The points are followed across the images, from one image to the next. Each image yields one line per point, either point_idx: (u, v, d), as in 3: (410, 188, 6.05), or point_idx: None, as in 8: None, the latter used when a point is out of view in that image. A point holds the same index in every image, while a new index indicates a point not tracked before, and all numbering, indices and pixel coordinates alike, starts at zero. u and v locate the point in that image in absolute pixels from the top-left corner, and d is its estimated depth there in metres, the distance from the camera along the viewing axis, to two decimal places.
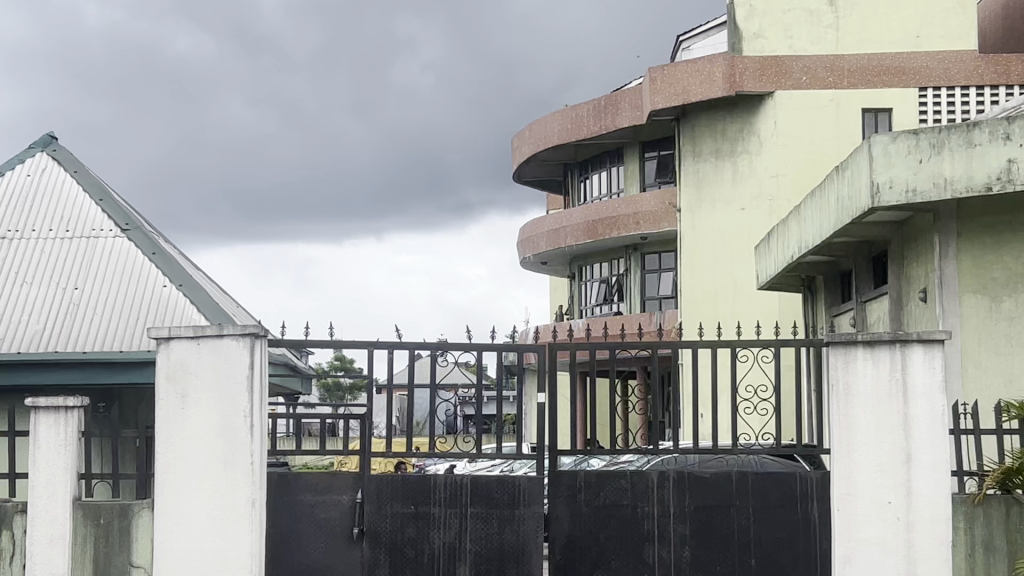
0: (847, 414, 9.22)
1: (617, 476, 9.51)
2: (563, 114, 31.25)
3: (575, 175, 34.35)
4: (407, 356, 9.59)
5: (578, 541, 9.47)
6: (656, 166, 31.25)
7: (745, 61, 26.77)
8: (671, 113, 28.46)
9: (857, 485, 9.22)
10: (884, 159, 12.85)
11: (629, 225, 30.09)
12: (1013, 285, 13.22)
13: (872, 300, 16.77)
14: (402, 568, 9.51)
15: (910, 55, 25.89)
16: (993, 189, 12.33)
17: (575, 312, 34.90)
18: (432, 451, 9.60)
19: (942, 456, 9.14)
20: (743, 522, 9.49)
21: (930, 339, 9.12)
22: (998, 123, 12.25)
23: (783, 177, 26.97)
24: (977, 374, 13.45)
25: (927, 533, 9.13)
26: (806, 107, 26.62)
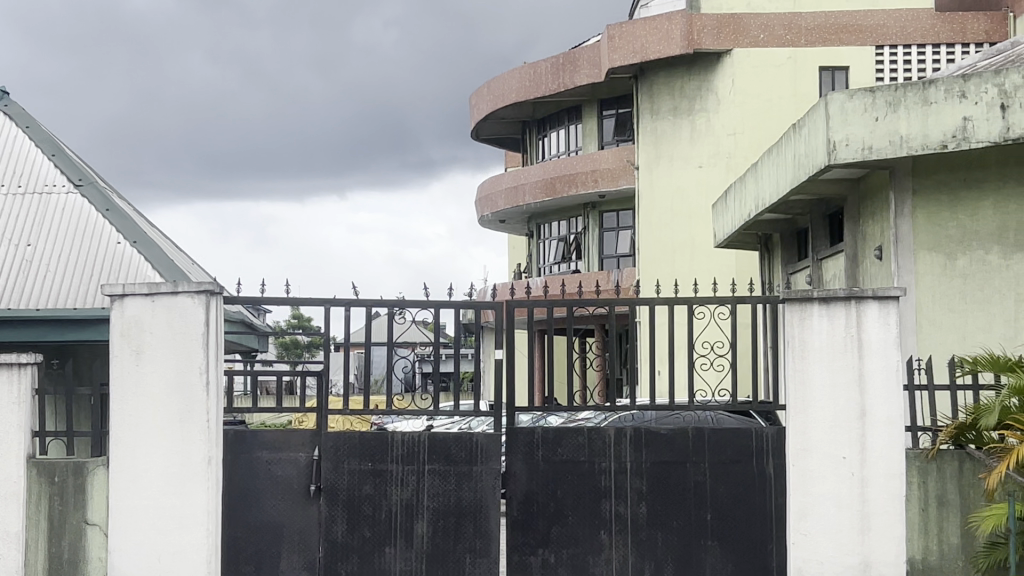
0: (802, 370, 9.29)
1: (575, 432, 9.53)
2: (521, 71, 31.16)
3: (534, 133, 34.30)
4: (365, 314, 9.59)
5: (535, 497, 9.52)
6: (615, 124, 31.25)
7: (703, 18, 26.70)
8: (630, 71, 28.41)
9: (811, 441, 9.31)
10: (839, 116, 13.04)
11: (586, 183, 30.07)
12: (967, 243, 13.38)
13: (829, 257, 16.91)
14: (359, 526, 9.52)
15: (867, 13, 25.94)
16: (948, 147, 12.37)
17: (534, 270, 34.93)
18: (388, 408, 9.57)
19: (896, 412, 9.23)
20: (700, 478, 9.53)
21: (885, 296, 9.20)
22: (954, 81, 12.27)
23: (740, 135, 27.06)
24: (929, 330, 13.67)
25: (881, 487, 9.23)
26: (763, 65, 26.49)
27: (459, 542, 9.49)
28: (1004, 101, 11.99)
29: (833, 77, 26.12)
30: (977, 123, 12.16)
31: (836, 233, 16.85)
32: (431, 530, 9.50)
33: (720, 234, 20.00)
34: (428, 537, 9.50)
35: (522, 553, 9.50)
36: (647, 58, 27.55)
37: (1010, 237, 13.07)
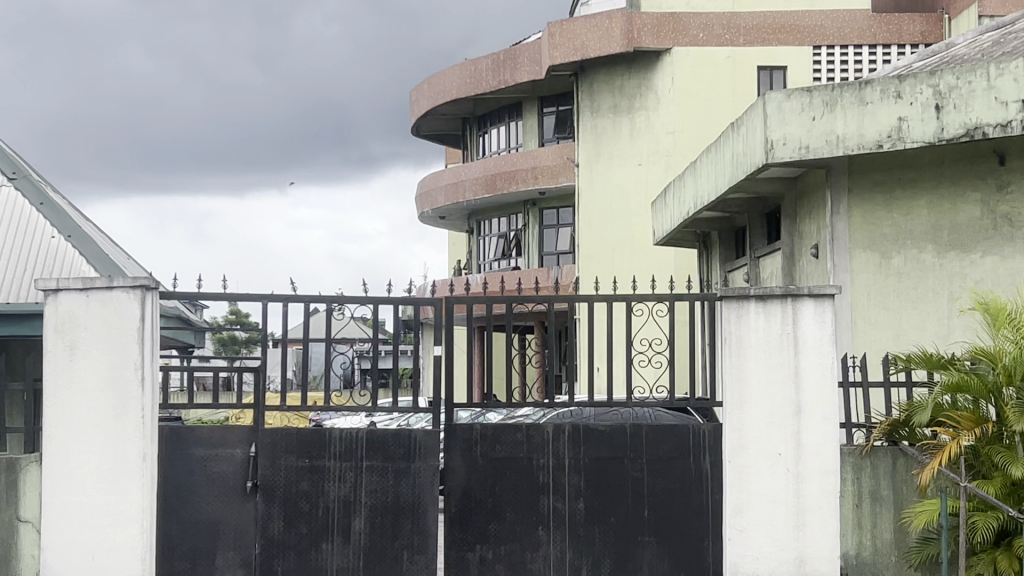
0: (739, 367, 9.36)
1: (513, 428, 9.54)
2: (461, 68, 31.11)
3: (474, 129, 34.28)
4: (302, 310, 9.56)
5: (473, 493, 9.52)
6: (555, 121, 31.30)
7: (642, 17, 26.76)
8: (571, 67, 28.44)
9: (747, 438, 9.38)
10: (777, 116, 13.14)
11: (526, 180, 30.10)
12: (901, 242, 13.57)
13: (767, 256, 17.03)
14: (296, 523, 9.48)
15: (805, 13, 26.18)
16: (884, 146, 12.53)
17: (474, 266, 34.92)
18: (326, 404, 9.52)
19: (831, 409, 9.32)
20: (637, 474, 9.56)
21: (820, 294, 9.29)
22: (889, 81, 12.40)
23: (681, 133, 27.09)
24: (864, 327, 14.00)
25: (815, 483, 9.32)
26: (702, 64, 26.67)
27: (396, 539, 9.47)
28: (939, 102, 12.10)
29: (771, 75, 26.42)
30: (912, 123, 12.32)
31: (773, 232, 16.98)
32: (368, 526, 9.48)
33: (658, 232, 20.10)
34: (365, 534, 9.48)
35: (459, 549, 9.51)
36: (588, 56, 27.57)
37: (944, 237, 13.21)
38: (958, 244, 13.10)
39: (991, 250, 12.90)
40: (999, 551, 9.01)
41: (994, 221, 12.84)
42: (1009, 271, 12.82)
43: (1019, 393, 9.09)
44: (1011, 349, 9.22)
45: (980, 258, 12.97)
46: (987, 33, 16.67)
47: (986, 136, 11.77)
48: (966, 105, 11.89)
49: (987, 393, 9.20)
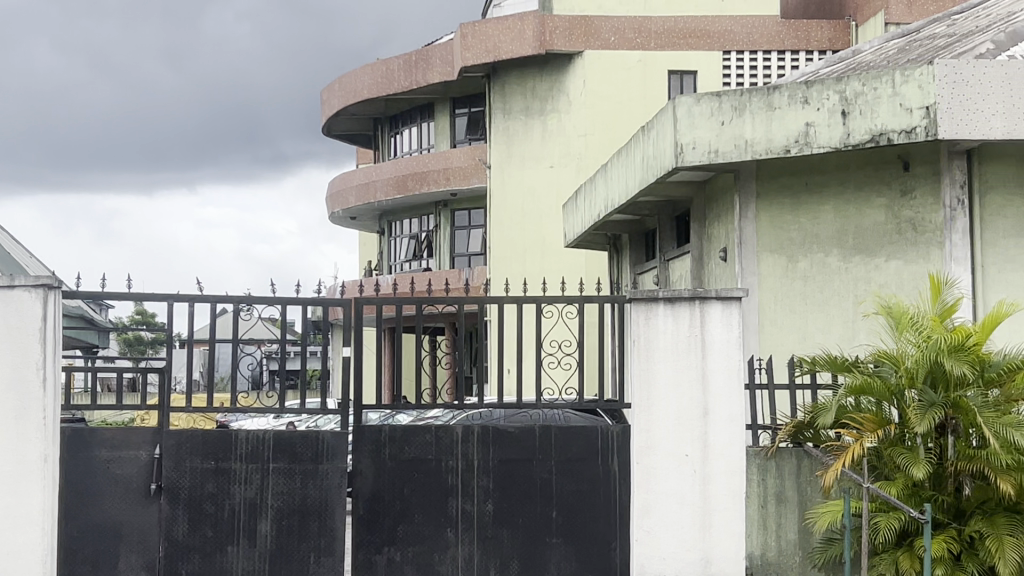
0: (647, 369, 9.43)
1: (422, 430, 9.51)
2: (372, 68, 30.99)
3: (385, 130, 34.16)
4: (208, 310, 9.46)
5: (381, 495, 9.48)
6: (467, 122, 31.33)
7: (555, 20, 26.75)
8: (483, 69, 28.42)
9: (656, 439, 9.45)
10: (687, 120, 13.33)
11: (438, 181, 30.07)
12: (808, 246, 13.77)
13: (675, 259, 17.19)
14: (201, 525, 9.38)
15: (715, 18, 26.60)
16: (792, 151, 12.66)
17: (385, 267, 34.78)
18: (233, 406, 9.42)
19: (737, 411, 9.42)
20: (546, 475, 9.57)
21: (728, 296, 9.36)
22: (797, 87, 12.55)
23: (592, 135, 27.07)
24: (772, 330, 14.15)
25: (721, 484, 9.40)
26: (613, 66, 26.80)
27: (303, 541, 9.41)
28: (846, 108, 12.27)
29: (682, 80, 26.80)
30: (819, 129, 12.46)
31: (682, 235, 17.14)
32: (275, 529, 9.40)
33: (569, 235, 20.18)
34: (272, 536, 9.40)
35: (367, 551, 9.46)
36: (501, 58, 27.51)
37: (849, 242, 13.43)
38: (863, 248, 13.33)
39: (896, 254, 13.12)
40: (902, 551, 9.14)
41: (899, 226, 13.07)
42: (912, 276, 13.02)
43: (921, 395, 9.23)
44: (913, 353, 9.36)
45: (885, 262, 13.22)
46: (892, 40, 16.97)
47: (891, 142, 11.96)
48: (872, 112, 12.07)
49: (890, 396, 9.36)
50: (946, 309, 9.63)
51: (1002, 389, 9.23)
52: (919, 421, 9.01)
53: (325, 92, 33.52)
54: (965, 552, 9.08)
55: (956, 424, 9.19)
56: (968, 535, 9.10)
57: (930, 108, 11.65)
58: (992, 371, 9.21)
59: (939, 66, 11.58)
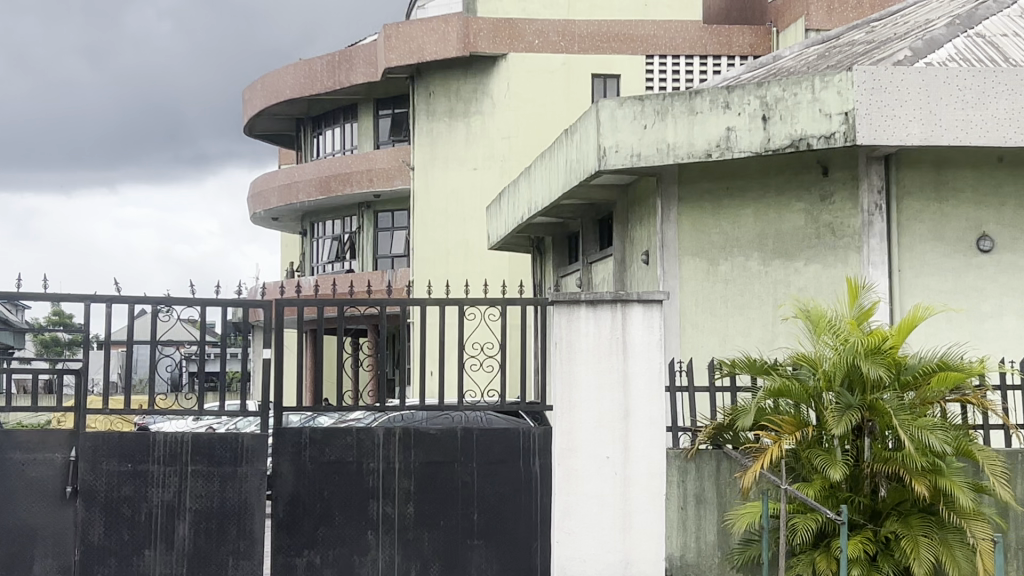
0: (569, 371, 9.48)
1: (343, 432, 9.46)
2: (295, 68, 30.81)
3: (308, 130, 33.96)
4: (126, 311, 9.36)
5: (301, 498, 9.42)
6: (390, 124, 31.25)
7: (478, 22, 26.79)
8: (406, 71, 28.26)
9: (577, 441, 9.50)
10: (610, 125, 13.38)
11: (361, 182, 29.96)
12: (728, 251, 13.88)
13: (598, 261, 17.27)
14: (118, 528, 9.27)
15: (638, 23, 26.86)
16: (713, 156, 12.75)
17: (306, 269, 34.57)
18: (151, 408, 9.32)
19: (658, 413, 9.51)
20: (467, 478, 9.49)
21: (649, 299, 9.45)
22: (719, 92, 12.66)
23: (516, 138, 27.18)
24: (692, 333, 14.25)
25: (643, 486, 9.51)
26: (537, 70, 26.90)
27: (222, 545, 9.31)
28: (766, 113, 12.40)
29: (605, 84, 26.93)
30: (739, 134, 12.57)
31: (604, 238, 17.21)
32: (193, 532, 9.30)
33: (493, 237, 20.18)
34: (189, 540, 9.29)
35: (287, 554, 9.40)
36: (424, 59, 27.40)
37: (769, 245, 13.57)
38: (782, 253, 13.49)
39: (813, 258, 13.31)
40: (818, 552, 9.24)
41: (818, 231, 13.26)
42: (830, 279, 13.20)
43: (838, 398, 9.36)
44: (830, 355, 9.47)
45: (804, 265, 13.38)
46: (812, 46, 17.13)
47: (810, 147, 12.10)
48: (792, 116, 12.20)
49: (808, 398, 9.47)
50: (863, 312, 9.75)
51: (918, 391, 9.36)
52: (837, 423, 9.12)
53: (247, 93, 33.28)
54: (880, 552, 9.20)
55: (872, 426, 9.33)
56: (883, 535, 9.23)
57: (849, 114, 11.82)
58: (908, 373, 9.36)
59: (858, 73, 11.80)
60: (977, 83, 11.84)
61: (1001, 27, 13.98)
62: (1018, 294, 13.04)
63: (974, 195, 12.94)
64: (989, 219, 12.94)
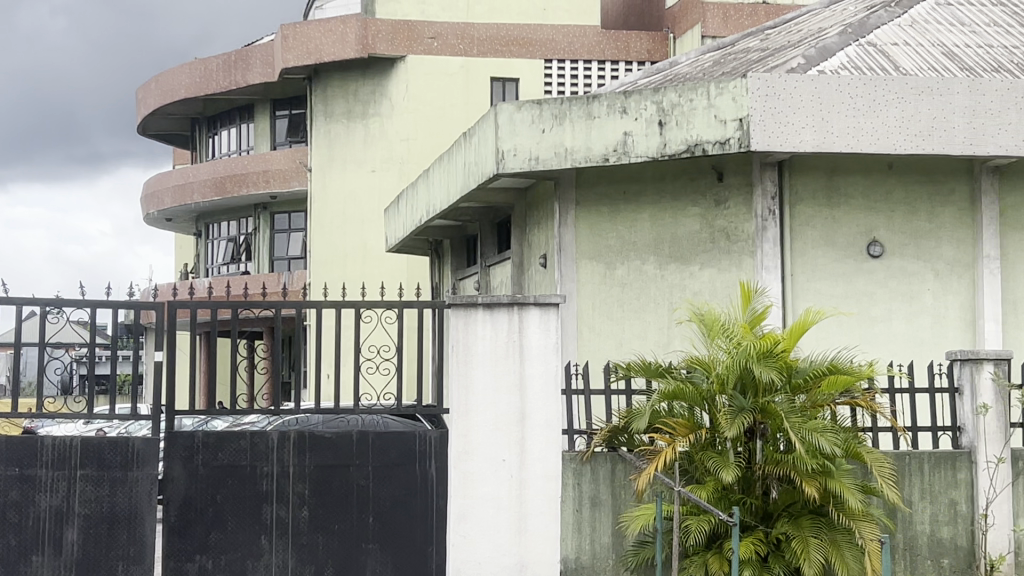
0: (465, 374, 9.47)
1: (237, 436, 9.35)
2: (191, 67, 30.43)
3: (203, 130, 33.56)
4: (13, 313, 9.18)
5: (194, 503, 9.30)
6: (287, 125, 31.02)
7: (377, 23, 26.61)
8: (303, 71, 28.05)
9: (473, 445, 9.48)
10: (508, 128, 13.36)
11: (257, 183, 29.69)
12: (625, 255, 13.97)
13: (496, 264, 17.28)
14: (4, 532, 9.12)
15: (536, 27, 26.98)
16: (610, 160, 12.85)
17: (200, 270, 34.15)
18: (39, 412, 9.17)
19: (554, 416, 9.54)
20: (362, 482, 9.45)
21: (546, 302, 9.46)
22: (616, 97, 12.74)
23: (415, 141, 27.12)
24: (589, 337, 14.30)
25: (538, 488, 9.54)
26: (436, 72, 26.85)
27: (111, 550, 9.16)
28: (662, 119, 12.52)
29: (504, 88, 27.08)
30: (636, 138, 12.67)
31: (503, 241, 17.23)
32: (81, 537, 9.14)
33: (391, 239, 20.10)
34: (78, 545, 9.14)
35: (178, 559, 9.28)
36: (322, 60, 27.22)
37: (665, 249, 13.71)
38: (678, 257, 13.63)
39: (709, 262, 13.45)
40: (710, 554, 9.33)
41: (712, 235, 13.41)
42: (724, 284, 13.35)
43: (730, 401, 9.47)
44: (723, 359, 9.57)
45: (699, 270, 13.53)
46: (708, 53, 17.31)
47: (706, 152, 12.24)
48: (688, 122, 12.34)
49: (701, 401, 9.55)
50: (756, 316, 9.86)
51: (808, 394, 9.50)
52: (729, 426, 9.23)
53: (141, 91, 32.79)
54: (771, 553, 9.31)
55: (764, 429, 9.44)
56: (774, 536, 9.35)
57: (744, 120, 11.96)
58: (799, 377, 9.49)
59: (752, 80, 11.92)
60: (866, 91, 12.08)
61: (892, 36, 14.21)
62: (906, 300, 13.37)
63: (863, 199, 13.25)
64: (879, 225, 13.27)
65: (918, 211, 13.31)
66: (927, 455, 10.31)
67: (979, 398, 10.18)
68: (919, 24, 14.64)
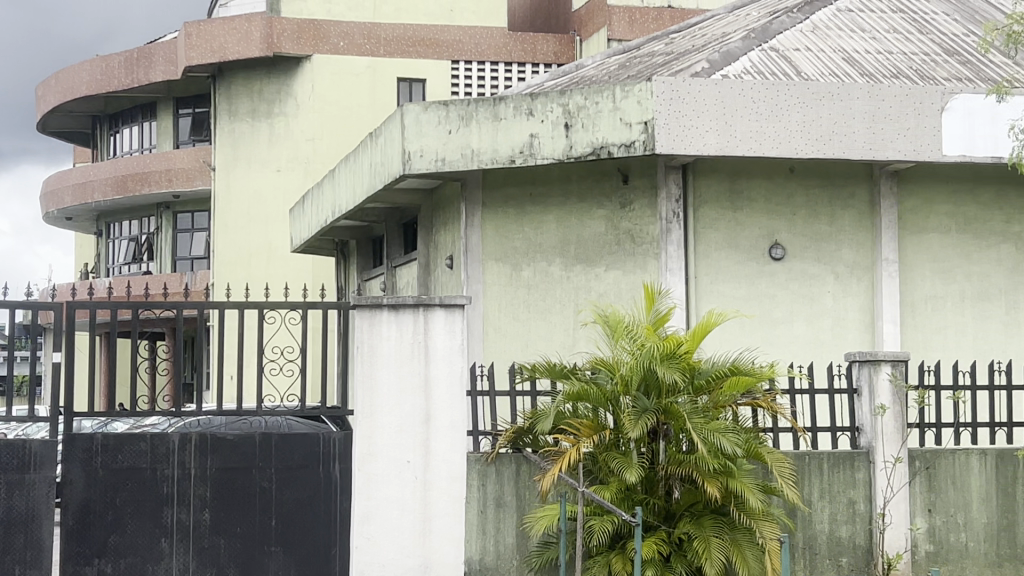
0: (370, 375, 9.44)
1: (136, 438, 9.23)
2: (92, 64, 29.98)
3: (105, 128, 33.08)
4: None
5: (92, 506, 9.17)
6: (191, 123, 30.67)
7: (282, 22, 26.51)
8: (206, 70, 27.77)
9: (377, 447, 9.46)
10: (415, 128, 13.30)
11: (160, 182, 29.33)
12: (530, 256, 13.97)
13: (402, 265, 17.23)
14: None
15: (443, 28, 26.99)
16: (516, 162, 12.86)
17: (101, 270, 33.63)
18: None
19: (458, 418, 9.55)
20: (265, 484, 9.35)
21: (451, 304, 9.46)
22: (522, 99, 12.76)
23: (320, 141, 26.91)
24: (495, 338, 14.24)
25: (442, 489, 9.54)
26: (342, 72, 26.72)
27: (7, 554, 9.03)
28: (568, 121, 12.57)
29: (411, 88, 27.01)
30: (542, 140, 12.70)
31: (409, 242, 17.18)
32: None
33: (296, 240, 19.95)
34: None
35: (77, 563, 9.13)
36: (225, 59, 26.92)
37: (571, 250, 13.76)
38: (584, 258, 13.69)
39: (614, 264, 13.54)
40: (613, 553, 9.38)
41: (617, 237, 13.51)
42: (629, 285, 13.46)
43: (634, 402, 9.52)
44: (627, 360, 9.62)
45: (604, 271, 13.61)
46: (614, 56, 17.40)
47: (611, 155, 12.30)
48: (593, 125, 12.40)
49: (606, 402, 9.59)
50: (660, 318, 9.93)
51: (710, 395, 9.59)
52: (633, 427, 9.29)
53: (40, 89, 32.24)
54: (673, 553, 9.39)
55: (667, 430, 9.51)
56: (676, 536, 9.42)
57: (649, 123, 12.05)
58: (701, 377, 9.56)
59: (657, 83, 12.02)
60: (769, 96, 12.24)
61: (794, 41, 14.40)
62: (807, 301, 13.57)
63: (765, 203, 13.43)
64: (780, 228, 13.44)
65: (819, 215, 13.50)
66: (827, 455, 10.47)
67: (877, 400, 10.38)
68: (820, 30, 14.87)
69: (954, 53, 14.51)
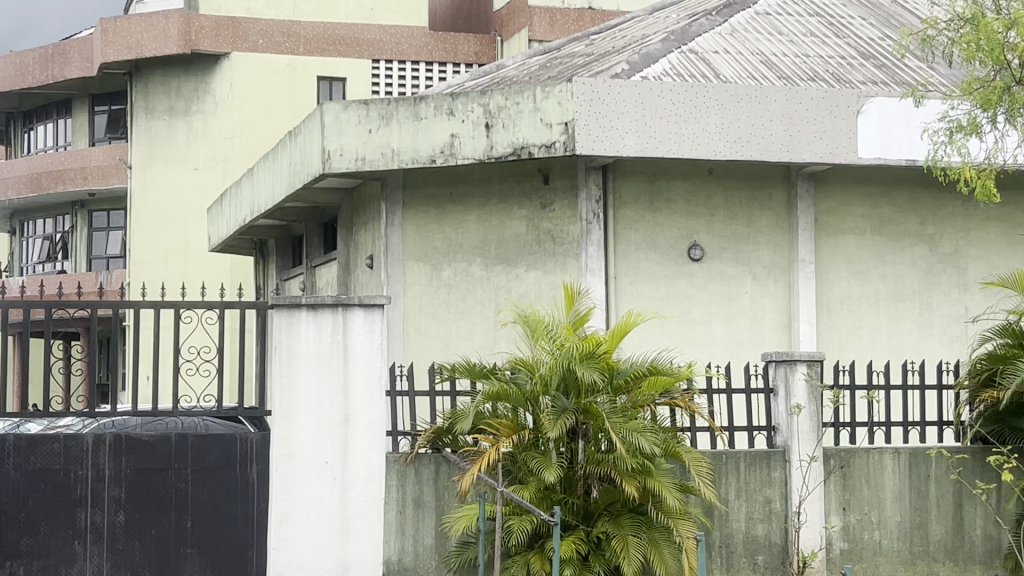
0: (288, 375, 9.35)
1: (51, 438, 9.12)
2: (6, 60, 29.52)
3: (19, 125, 32.57)
4: None
5: (4, 508, 9.04)
6: (107, 120, 30.28)
7: (200, 19, 26.25)
8: (122, 67, 27.36)
9: (295, 446, 9.35)
10: (335, 128, 13.24)
11: (75, 180, 28.93)
12: (451, 256, 13.96)
13: (322, 265, 17.14)
14: None
15: (364, 27, 26.86)
16: (436, 162, 12.84)
17: (15, 269, 33.10)
18: None
19: (377, 418, 9.48)
20: (181, 485, 9.27)
21: (371, 303, 9.40)
22: (442, 98, 12.75)
23: (239, 138, 26.79)
24: (415, 338, 14.23)
25: (362, 490, 9.40)
26: (261, 70, 26.57)
27: None
28: (488, 121, 12.58)
29: (331, 87, 26.88)
30: (463, 140, 12.69)
31: (328, 242, 17.09)
32: None
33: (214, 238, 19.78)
34: None
35: None
36: (142, 55, 26.58)
37: (491, 251, 13.77)
38: (504, 258, 13.71)
39: (534, 264, 13.56)
40: (532, 553, 9.39)
41: (538, 237, 13.53)
42: (549, 285, 13.49)
43: (554, 402, 9.54)
44: (547, 360, 9.63)
45: (524, 272, 13.63)
46: (535, 57, 17.43)
47: (531, 155, 12.34)
48: (514, 125, 12.42)
49: (525, 402, 9.59)
50: (579, 318, 9.96)
51: (629, 395, 9.64)
52: (552, 426, 9.30)
53: None
54: (591, 552, 9.41)
55: (586, 429, 9.55)
56: (595, 535, 9.46)
57: (569, 123, 12.08)
58: (620, 378, 9.62)
59: (577, 84, 12.05)
60: (688, 99, 12.33)
61: (713, 43, 14.51)
62: (725, 302, 13.69)
63: (684, 204, 13.53)
64: (699, 229, 13.55)
65: (737, 217, 13.62)
66: (744, 454, 10.56)
67: (792, 399, 10.49)
68: (739, 32, 14.99)
69: (870, 57, 14.70)
